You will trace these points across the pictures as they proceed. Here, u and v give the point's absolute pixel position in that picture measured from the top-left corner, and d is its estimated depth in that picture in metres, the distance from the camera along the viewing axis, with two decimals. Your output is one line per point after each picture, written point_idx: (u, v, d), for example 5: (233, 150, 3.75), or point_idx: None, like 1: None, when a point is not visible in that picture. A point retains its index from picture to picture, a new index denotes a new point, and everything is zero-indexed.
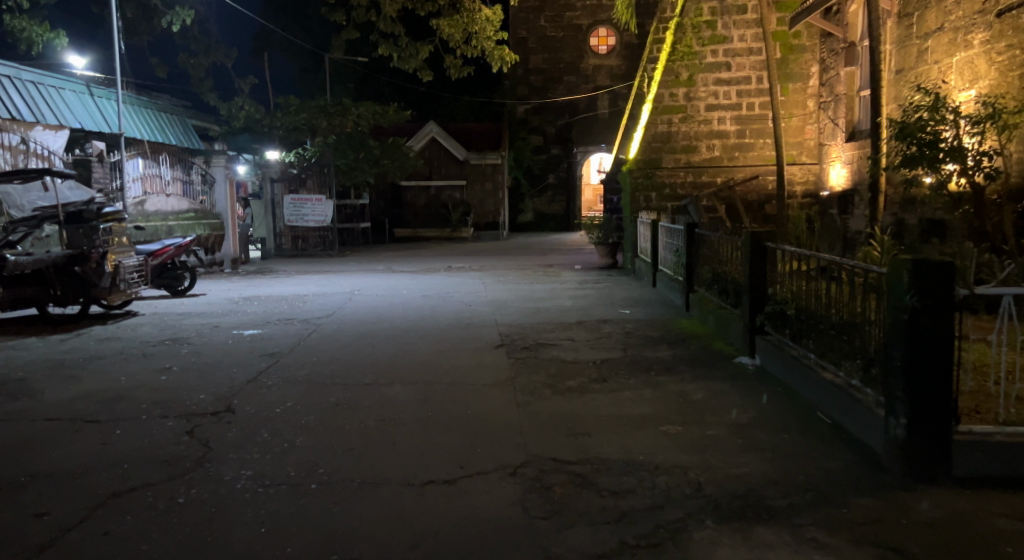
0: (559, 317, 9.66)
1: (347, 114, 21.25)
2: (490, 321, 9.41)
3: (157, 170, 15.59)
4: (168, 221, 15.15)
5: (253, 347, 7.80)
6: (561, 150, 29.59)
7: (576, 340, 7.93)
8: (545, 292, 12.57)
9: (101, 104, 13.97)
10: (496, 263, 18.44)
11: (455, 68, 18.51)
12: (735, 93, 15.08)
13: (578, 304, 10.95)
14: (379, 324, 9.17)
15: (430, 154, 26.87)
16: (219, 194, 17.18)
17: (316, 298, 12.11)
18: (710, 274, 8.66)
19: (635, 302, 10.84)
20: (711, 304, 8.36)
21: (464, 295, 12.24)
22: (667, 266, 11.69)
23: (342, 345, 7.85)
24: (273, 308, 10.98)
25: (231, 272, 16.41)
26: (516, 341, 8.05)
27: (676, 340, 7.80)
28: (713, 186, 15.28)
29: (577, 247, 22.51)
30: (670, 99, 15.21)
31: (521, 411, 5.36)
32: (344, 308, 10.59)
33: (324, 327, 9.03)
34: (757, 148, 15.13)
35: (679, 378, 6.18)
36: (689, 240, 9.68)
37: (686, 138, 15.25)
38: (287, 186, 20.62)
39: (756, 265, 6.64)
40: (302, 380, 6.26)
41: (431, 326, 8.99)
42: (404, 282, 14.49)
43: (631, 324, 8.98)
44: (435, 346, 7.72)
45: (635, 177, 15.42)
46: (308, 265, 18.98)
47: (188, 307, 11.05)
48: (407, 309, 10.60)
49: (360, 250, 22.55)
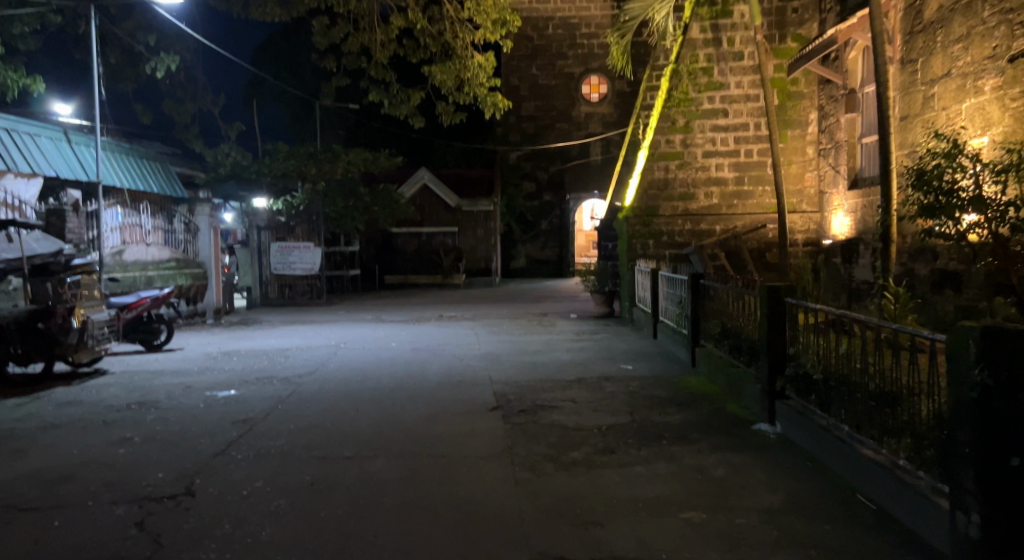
0: (558, 373, 9.08)
1: (337, 159, 20.65)
2: (483, 378, 8.81)
3: (138, 219, 15.14)
4: (148, 271, 14.86)
5: (225, 412, 7.17)
6: (553, 197, 29.29)
7: (578, 402, 7.35)
8: (541, 344, 12.00)
9: (79, 151, 13.51)
10: (489, 312, 17.93)
11: (446, 115, 18.19)
12: (732, 140, 14.75)
13: (575, 358, 10.37)
14: (364, 383, 8.55)
15: (421, 201, 26.51)
16: (203, 242, 16.84)
17: (300, 352, 11.50)
18: (719, 329, 8.12)
19: (636, 355, 10.28)
20: (721, 362, 7.82)
21: (456, 347, 11.66)
22: (669, 317, 11.13)
23: (324, 409, 7.24)
24: (253, 364, 10.37)
25: (213, 323, 15.96)
26: (512, 402, 7.45)
27: (686, 402, 7.23)
28: (713, 235, 14.88)
29: (572, 294, 22.04)
30: (666, 146, 14.83)
31: (520, 491, 4.78)
32: (328, 364, 9.99)
33: (305, 387, 8.39)
34: (757, 196, 14.79)
35: (694, 448, 5.62)
36: (694, 291, 9.15)
37: (684, 185, 14.85)
38: (274, 234, 20.29)
39: (774, 323, 6.12)
40: (275, 453, 5.65)
41: (420, 385, 8.37)
42: (392, 334, 13.92)
43: (635, 381, 8.40)
44: (424, 409, 7.11)
45: (631, 225, 14.93)
46: (295, 315, 18.43)
47: (163, 364, 10.41)
48: (395, 364, 9.99)
49: (349, 298, 22.00)
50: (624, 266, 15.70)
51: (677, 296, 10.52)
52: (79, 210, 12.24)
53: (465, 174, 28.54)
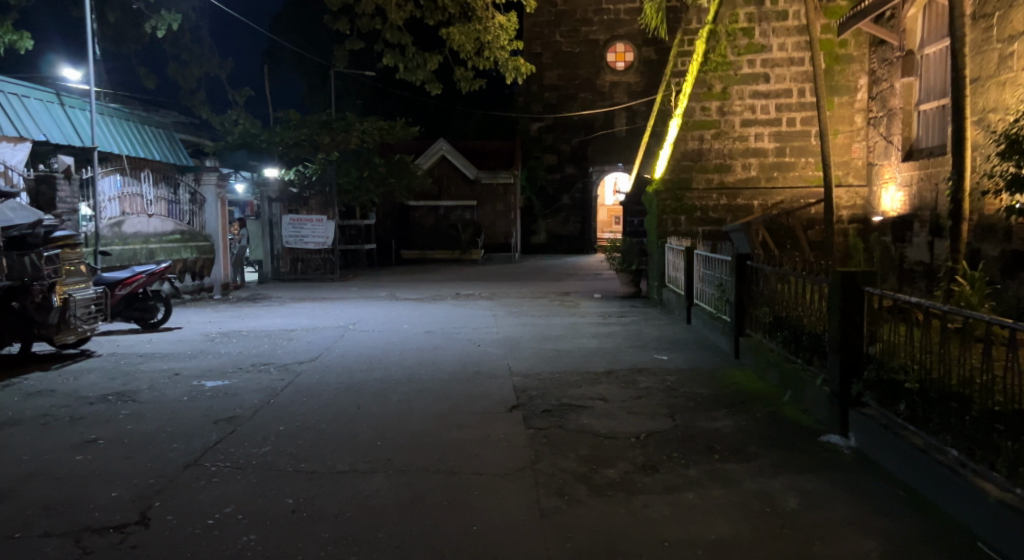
0: (585, 363, 8.16)
1: (351, 129, 19.50)
2: (502, 369, 7.89)
3: (138, 189, 14.23)
4: (150, 243, 14.08)
5: (209, 409, 6.29)
6: (576, 169, 28.20)
7: (611, 401, 6.43)
8: (566, 327, 11.06)
9: (73, 114, 12.63)
10: (509, 290, 17.03)
11: (466, 81, 17.12)
12: (773, 108, 13.69)
13: (603, 345, 9.42)
14: (369, 374, 7.65)
15: (439, 173, 25.55)
16: (209, 214, 16.13)
17: (303, 334, 10.65)
18: (770, 318, 7.18)
19: (670, 343, 9.33)
20: (774, 355, 6.90)
21: (473, 330, 10.74)
22: (706, 301, 10.15)
23: (321, 406, 6.36)
24: (252, 348, 9.50)
25: (219, 299, 15.34)
26: (534, 400, 6.54)
27: (735, 403, 6.30)
28: (750, 210, 13.87)
29: (594, 272, 21.10)
30: (702, 114, 13.82)
31: (546, 529, 3.88)
32: (332, 350, 9.07)
33: (304, 377, 7.52)
34: (799, 168, 13.74)
35: (755, 467, 4.68)
36: (739, 274, 8.17)
37: (719, 156, 13.86)
38: (286, 206, 19.59)
39: (849, 315, 5.15)
40: (256, 465, 4.77)
41: (432, 378, 7.48)
42: (406, 313, 13.04)
43: (672, 375, 7.47)
44: (433, 409, 6.21)
45: (663, 199, 13.97)
46: (305, 291, 17.60)
47: (155, 346, 9.55)
48: (405, 351, 9.07)
49: (363, 273, 21.16)
50: (652, 243, 14.72)
51: (716, 278, 9.53)
52: (71, 175, 11.50)
53: (485, 144, 27.46)
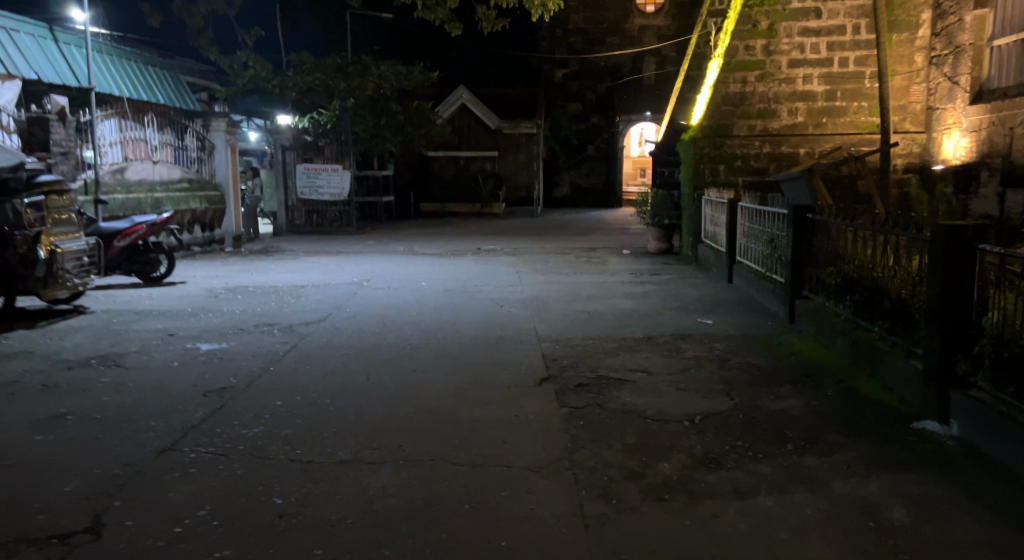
0: (621, 328, 7.33)
1: (368, 73, 18.51)
2: (529, 334, 7.09)
3: (142, 133, 13.27)
4: (155, 192, 13.38)
5: (200, 377, 5.55)
6: (602, 119, 27.04)
7: (655, 374, 5.63)
8: (596, 286, 10.21)
9: (68, 51, 11.98)
10: (532, 244, 16.20)
11: (488, 20, 15.98)
12: (825, 47, 12.59)
13: (638, 306, 8.58)
14: (381, 338, 6.87)
15: (459, 121, 24.50)
16: (220, 161, 15.33)
17: (313, 291, 9.89)
18: (837, 280, 6.31)
19: (712, 305, 8.47)
20: (841, 321, 6.06)
21: (495, 289, 9.96)
22: (754, 260, 9.23)
23: (326, 376, 5.60)
24: (257, 305, 8.77)
25: (231, 252, 14.74)
26: (568, 372, 5.76)
27: (799, 377, 5.47)
28: (795, 159, 12.88)
29: (621, 226, 20.21)
30: (746, 53, 12.72)
31: (590, 545, 3.12)
32: (343, 310, 8.31)
33: (310, 341, 6.76)
34: (850, 113, 12.70)
35: (840, 461, 3.87)
36: (797, 227, 7.25)
37: (763, 101, 12.82)
38: (300, 154, 18.56)
39: (954, 279, 4.26)
40: (243, 451, 4.03)
41: (451, 343, 6.70)
42: (424, 269, 12.29)
43: (720, 343, 6.64)
44: (453, 382, 5.43)
45: (699, 146, 12.98)
46: (320, 244, 16.82)
47: (155, 302, 8.79)
48: (423, 311, 8.30)
49: (381, 226, 20.39)
50: (687, 196, 13.75)
51: (767, 233, 8.62)
52: (66, 118, 10.86)
53: (507, 92, 26.31)
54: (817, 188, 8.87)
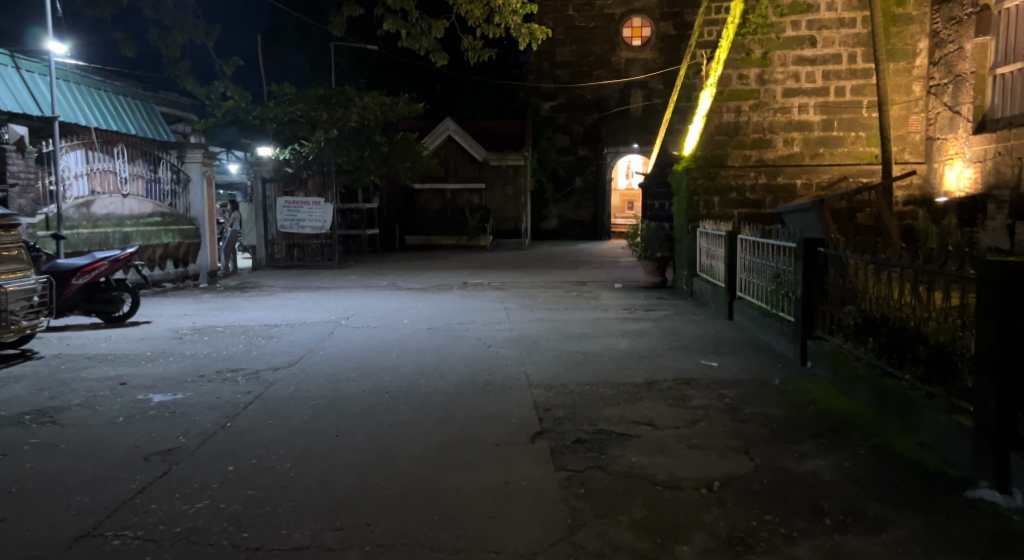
0: (621, 372, 6.70)
1: (349, 105, 17.88)
2: (519, 380, 6.44)
3: (111, 165, 12.65)
4: (124, 227, 12.73)
5: (144, 436, 4.88)
6: (589, 151, 26.69)
7: (661, 428, 5.01)
8: (589, 324, 9.60)
9: (30, 79, 11.41)
10: (520, 279, 15.63)
11: (474, 51, 15.54)
12: (820, 75, 12.21)
13: (636, 347, 7.96)
14: (354, 387, 6.19)
15: (445, 154, 24.07)
16: (195, 195, 14.71)
17: (286, 331, 9.22)
18: (858, 320, 5.75)
19: (715, 346, 7.87)
20: (863, 366, 5.50)
21: (482, 327, 9.34)
22: (759, 298, 8.67)
23: (290, 432, 4.96)
24: (223, 347, 8.09)
25: (205, 288, 14.17)
26: (563, 425, 5.14)
27: (822, 431, 4.88)
28: (793, 190, 12.44)
29: (612, 259, 19.67)
30: (739, 82, 12.33)
31: None
32: (316, 353, 7.65)
33: (275, 391, 6.08)
34: (848, 143, 12.27)
35: (889, 544, 3.27)
36: (808, 261, 6.71)
37: (758, 131, 12.40)
38: (281, 187, 18.13)
39: (1012, 326, 3.71)
40: (181, 538, 3.40)
41: (434, 391, 6.04)
42: (407, 305, 11.68)
43: (729, 389, 6.03)
44: (433, 439, 4.80)
45: (693, 177, 12.49)
46: (299, 280, 16.10)
47: (112, 345, 8.11)
48: (403, 353, 7.65)
49: (364, 260, 19.78)
50: (681, 227, 13.24)
51: (773, 268, 8.09)
52: (25, 147, 10.56)
53: (494, 124, 25.93)
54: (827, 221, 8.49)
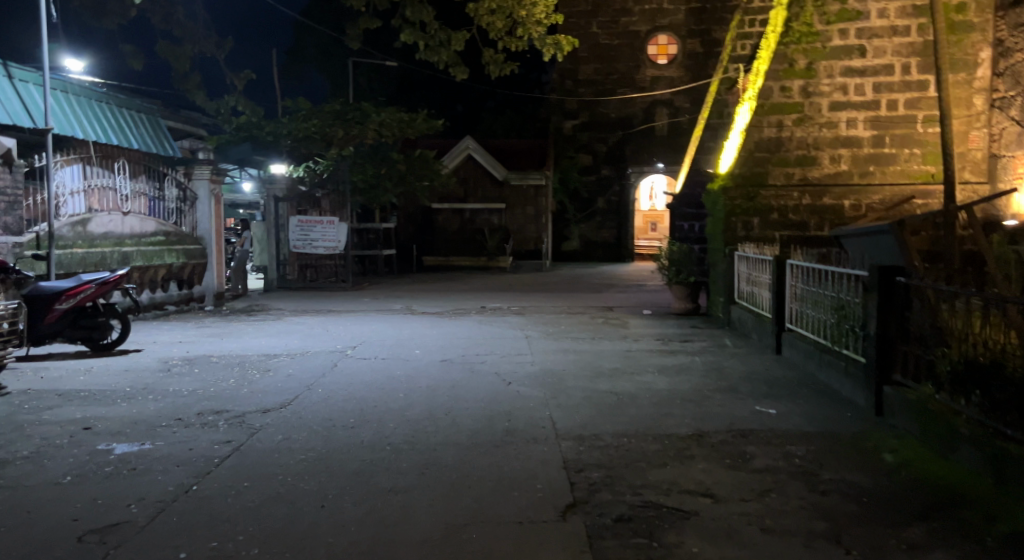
0: (663, 420, 5.76)
1: (367, 121, 17.36)
2: (545, 429, 5.52)
3: (111, 182, 11.90)
4: (124, 246, 12.00)
5: (87, 505, 4.00)
6: (613, 171, 25.80)
7: (725, 503, 4.08)
8: (620, 356, 8.65)
9: (25, 88, 10.73)
10: (542, 303, 14.72)
11: (495, 64, 14.74)
12: (871, 88, 11.25)
13: (676, 387, 7.01)
14: (351, 437, 5.28)
15: (465, 173, 23.30)
16: (202, 213, 13.99)
17: (284, 362, 8.35)
18: (955, 367, 4.80)
19: (767, 388, 6.90)
20: (965, 425, 4.55)
21: (502, 360, 8.42)
22: (815, 331, 7.69)
23: (266, 501, 4.07)
24: (213, 382, 7.23)
25: (209, 310, 13.49)
26: (602, 494, 4.22)
27: (927, 510, 3.94)
28: (840, 211, 11.45)
29: (638, 282, 18.72)
30: (782, 95, 11.40)
31: None
32: (313, 391, 6.74)
33: (258, 441, 5.17)
34: (901, 161, 11.28)
35: None
36: (884, 292, 5.76)
37: (801, 147, 11.43)
38: (294, 206, 17.02)
39: None
40: None
41: (445, 443, 5.13)
42: (419, 332, 10.78)
43: (796, 447, 5.09)
44: (440, 515, 3.90)
45: (731, 197, 11.55)
46: (310, 302, 15.28)
47: (89, 379, 7.26)
48: (411, 392, 6.73)
49: (380, 281, 18.96)
50: (716, 250, 12.30)
51: (832, 298, 7.14)
52: (13, 163, 9.58)
53: (515, 143, 25.13)
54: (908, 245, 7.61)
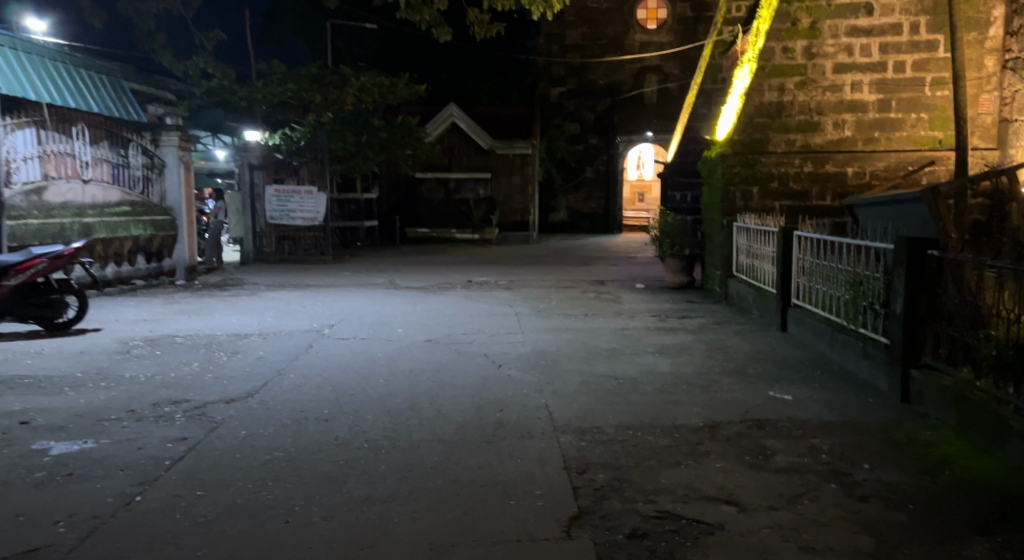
0: (670, 410, 5.21)
1: (347, 86, 16.59)
2: (540, 422, 4.96)
3: (68, 148, 11.18)
4: (85, 216, 11.27)
5: (6, 523, 3.39)
6: (601, 139, 25.10)
7: (752, 513, 3.55)
8: (616, 336, 8.10)
9: None
10: (530, 276, 14.15)
11: (480, 25, 13.95)
12: (877, 49, 10.60)
13: (679, 369, 6.49)
14: (324, 433, 4.70)
15: (449, 142, 22.54)
16: (171, 182, 13.23)
17: (256, 343, 7.70)
18: (1002, 353, 4.27)
19: (777, 370, 6.38)
20: (1018, 417, 4.03)
21: (492, 339, 7.85)
22: (826, 307, 7.15)
23: (220, 515, 3.50)
24: (175, 366, 6.60)
25: (181, 285, 12.80)
26: (611, 501, 3.68)
27: (985, 521, 3.44)
28: (843, 179, 10.90)
29: (628, 254, 18.18)
30: (784, 57, 10.76)
31: None
32: (285, 377, 6.13)
33: (218, 438, 4.57)
34: (907, 126, 10.70)
35: None
36: (914, 266, 5.20)
37: (803, 112, 10.83)
38: (270, 175, 16.50)
39: None
40: None
41: (429, 441, 4.56)
42: (403, 309, 10.18)
43: (821, 440, 4.57)
44: (425, 533, 3.35)
45: (729, 164, 10.98)
46: (287, 276, 14.61)
47: (37, 363, 6.62)
48: (392, 378, 6.15)
49: (362, 254, 18.28)
50: (713, 221, 11.74)
51: (848, 273, 6.61)
52: None
53: (501, 111, 24.33)
54: (943, 215, 7.20)
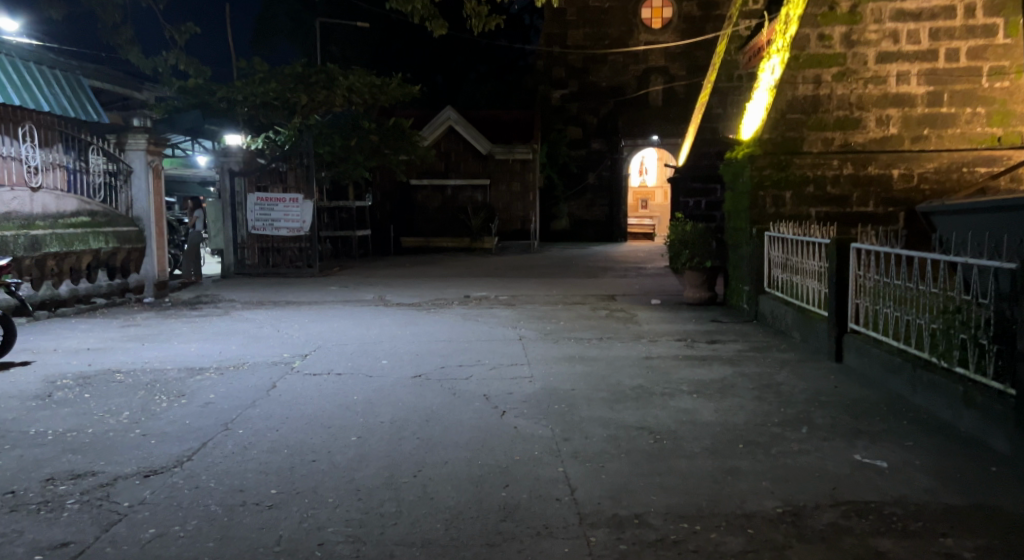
0: (731, 487, 3.90)
1: (334, 85, 15.37)
2: (560, 508, 3.66)
3: (14, 152, 9.92)
4: (33, 228, 10.02)
5: None
6: (604, 143, 23.80)
7: None
8: (640, 368, 6.78)
9: None
10: (533, 291, 12.84)
11: (477, 18, 12.65)
12: (927, 35, 9.08)
13: (729, 418, 5.18)
14: (264, 532, 3.40)
15: (445, 146, 21.20)
16: (139, 190, 11.91)
17: (209, 383, 6.31)
18: None
19: (851, 419, 5.07)
20: None
21: (491, 374, 6.53)
22: (903, 338, 5.80)
23: None
24: (95, 418, 5.25)
25: (145, 304, 11.50)
26: None
27: None
28: (888, 183, 9.42)
29: (637, 265, 16.84)
30: (820, 45, 9.12)
31: None
32: (229, 436, 4.78)
33: (112, 545, 3.26)
34: (960, 122, 9.21)
35: None
36: None
37: (843, 107, 9.27)
38: (253, 181, 15.05)
39: None
40: None
41: (407, 546, 3.28)
42: (389, 332, 8.86)
43: (953, 540, 3.31)
44: None
45: (759, 165, 9.42)
46: (266, 292, 13.30)
47: None
48: (368, 434, 4.83)
49: (351, 266, 16.97)
50: (740, 229, 10.40)
51: (939, 299, 5.22)
52: None
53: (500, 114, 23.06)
54: None
